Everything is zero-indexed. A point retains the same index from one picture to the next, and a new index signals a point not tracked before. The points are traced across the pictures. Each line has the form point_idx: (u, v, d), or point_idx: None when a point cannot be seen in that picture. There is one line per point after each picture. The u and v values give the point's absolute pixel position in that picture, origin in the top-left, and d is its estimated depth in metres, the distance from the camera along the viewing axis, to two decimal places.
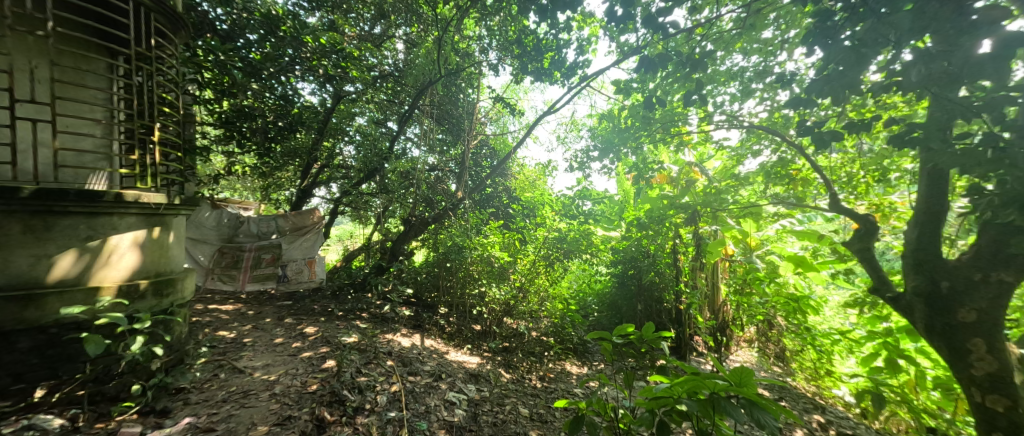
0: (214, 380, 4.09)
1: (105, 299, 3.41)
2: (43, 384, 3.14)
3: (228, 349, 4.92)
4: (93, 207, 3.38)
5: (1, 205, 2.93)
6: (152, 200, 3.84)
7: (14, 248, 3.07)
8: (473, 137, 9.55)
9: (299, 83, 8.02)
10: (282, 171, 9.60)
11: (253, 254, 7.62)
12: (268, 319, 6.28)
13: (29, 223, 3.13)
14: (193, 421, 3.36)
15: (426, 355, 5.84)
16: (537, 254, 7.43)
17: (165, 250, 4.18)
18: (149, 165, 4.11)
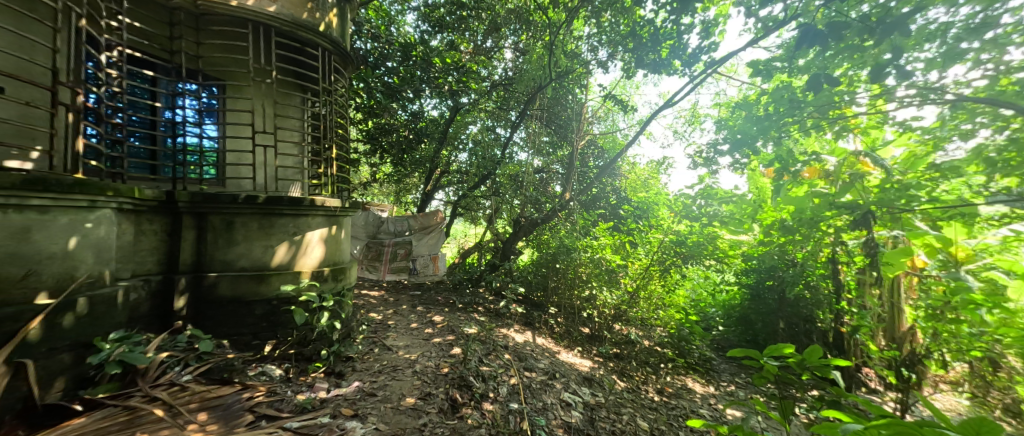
0: (371, 353, 4.91)
1: (304, 280, 4.42)
2: (268, 341, 4.22)
3: (379, 329, 5.87)
4: (298, 209, 4.40)
5: (247, 208, 4.05)
6: (332, 204, 4.81)
7: (254, 240, 4.20)
8: (581, 137, 9.49)
9: (425, 101, 9.09)
10: (410, 178, 11.02)
11: (391, 248, 8.84)
12: (404, 305, 7.28)
13: (262, 221, 4.23)
14: (360, 385, 4.08)
15: (539, 353, 6.01)
16: (650, 259, 6.94)
17: (338, 244, 5.16)
18: (329, 176, 5.17)
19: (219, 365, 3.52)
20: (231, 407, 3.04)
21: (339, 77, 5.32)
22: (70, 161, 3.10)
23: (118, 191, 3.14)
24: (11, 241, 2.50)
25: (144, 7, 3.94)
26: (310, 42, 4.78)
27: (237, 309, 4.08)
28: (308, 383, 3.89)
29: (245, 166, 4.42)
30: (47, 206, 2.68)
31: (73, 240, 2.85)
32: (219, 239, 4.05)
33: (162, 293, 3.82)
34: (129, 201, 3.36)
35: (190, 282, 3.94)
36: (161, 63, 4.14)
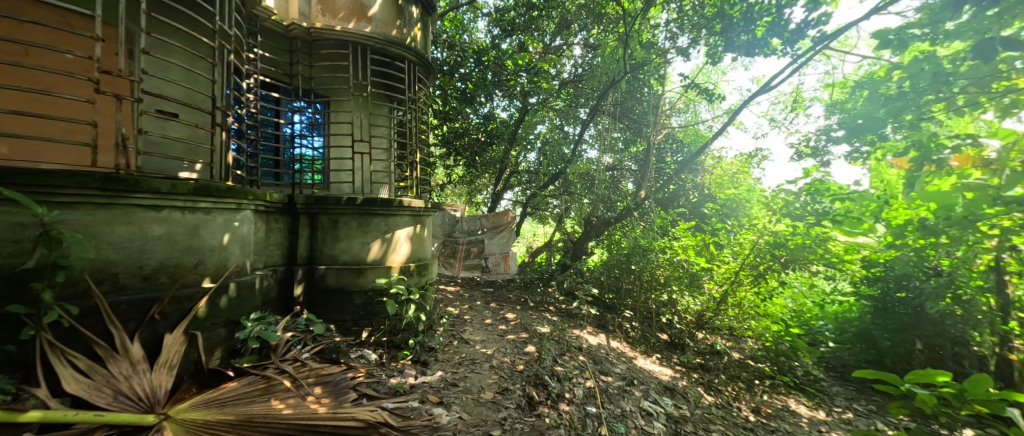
0: (450, 345, 5.19)
1: (394, 274, 4.84)
2: (365, 328, 4.69)
3: (456, 323, 6.17)
4: (389, 209, 4.82)
5: (348, 209, 4.56)
6: (417, 205, 5.17)
7: (353, 237, 4.71)
8: (658, 131, 8.94)
9: (496, 103, 9.33)
10: (481, 179, 11.40)
11: (466, 246, 9.15)
12: (478, 302, 7.58)
13: (359, 220, 4.73)
14: (443, 374, 4.33)
15: (614, 357, 5.81)
16: (740, 262, 6.25)
17: (422, 242, 5.51)
18: (414, 178, 5.58)
19: (329, 346, 4.02)
20: (340, 384, 3.44)
21: (423, 86, 5.70)
22: (222, 170, 3.77)
23: (255, 195, 3.74)
24: (187, 235, 3.12)
25: (272, 38, 4.67)
26: (399, 56, 5.20)
27: (341, 298, 4.61)
28: (399, 368, 4.24)
29: (346, 170, 4.97)
30: (209, 208, 3.28)
31: (226, 236, 3.46)
32: (327, 236, 4.63)
33: (285, 281, 4.47)
34: (262, 203, 3.98)
35: (305, 273, 4.57)
36: (284, 85, 4.87)
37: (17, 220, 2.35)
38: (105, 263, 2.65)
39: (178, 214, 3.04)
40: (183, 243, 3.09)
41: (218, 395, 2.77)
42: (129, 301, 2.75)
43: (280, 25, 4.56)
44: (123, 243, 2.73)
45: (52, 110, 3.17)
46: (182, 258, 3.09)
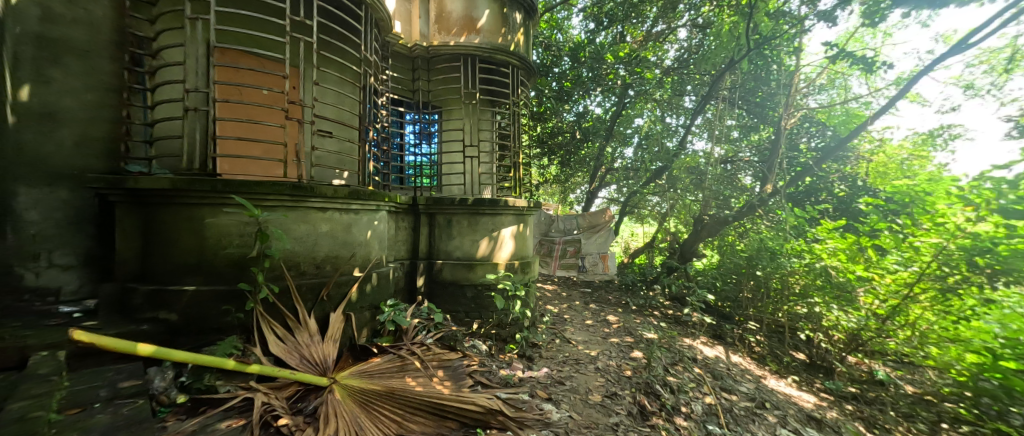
0: (553, 344, 5.21)
1: (501, 271, 5.06)
2: (476, 320, 5.00)
3: (557, 321, 6.19)
4: (495, 208, 5.06)
5: (460, 209, 4.93)
6: (520, 204, 5.30)
7: (465, 235, 5.07)
8: (791, 116, 7.60)
9: (590, 99, 9.03)
10: (575, 178, 11.22)
11: (562, 245, 9.11)
12: (577, 301, 7.50)
13: (469, 220, 5.07)
14: (549, 372, 4.37)
15: (737, 374, 5.15)
16: (915, 273, 4.88)
17: (525, 240, 5.62)
18: (518, 179, 5.75)
19: (449, 334, 4.41)
20: (459, 368, 3.74)
21: (524, 88, 5.86)
22: (364, 177, 4.42)
23: (389, 197, 4.30)
24: (343, 232, 3.74)
25: (399, 59, 5.35)
26: (504, 62, 5.47)
27: (455, 290, 5.01)
28: (507, 361, 4.42)
29: (457, 173, 5.40)
30: (358, 209, 3.89)
31: (369, 232, 4.05)
32: (442, 234, 5.10)
33: (410, 273, 5.05)
34: (393, 204, 4.56)
35: (425, 266, 5.10)
36: (408, 100, 5.51)
37: (242, 219, 3.13)
38: (292, 253, 3.36)
39: (337, 214, 3.68)
40: (341, 238, 3.72)
41: (368, 367, 3.26)
42: (307, 284, 3.42)
43: (405, 47, 5.18)
44: (303, 237, 3.42)
45: (257, 134, 4.12)
46: (340, 251, 3.72)
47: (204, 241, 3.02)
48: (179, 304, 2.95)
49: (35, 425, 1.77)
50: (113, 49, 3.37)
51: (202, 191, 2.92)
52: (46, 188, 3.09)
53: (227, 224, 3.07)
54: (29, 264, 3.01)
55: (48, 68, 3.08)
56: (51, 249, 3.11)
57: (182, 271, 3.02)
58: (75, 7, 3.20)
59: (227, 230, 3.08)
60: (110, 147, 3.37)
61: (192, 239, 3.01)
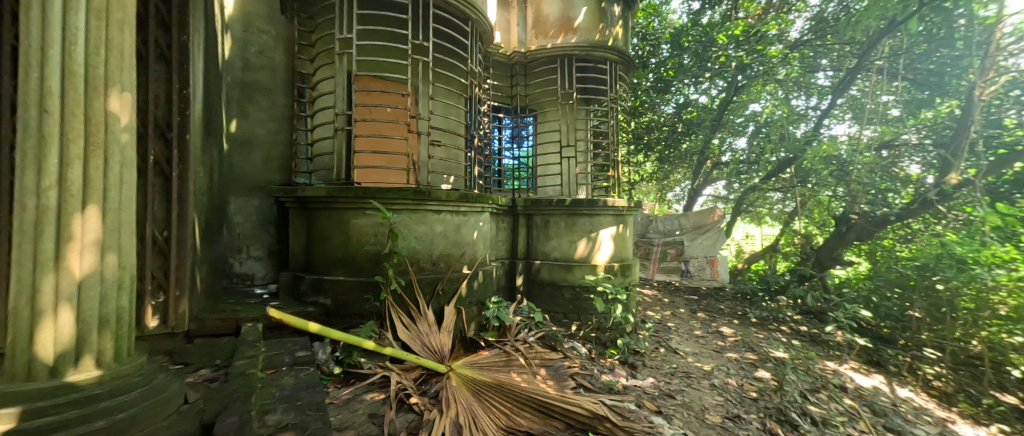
0: (659, 353, 4.85)
1: (601, 273, 4.90)
2: (574, 322, 4.94)
3: (660, 328, 5.77)
4: (593, 209, 4.94)
5: (557, 209, 4.95)
6: (620, 204, 5.04)
7: (563, 236, 5.07)
8: (991, 82, 5.75)
9: (693, 88, 8.17)
10: (674, 175, 10.31)
11: (660, 247, 8.51)
12: (682, 309, 6.87)
13: (567, 220, 5.05)
14: (656, 382, 4.08)
15: (908, 413, 4.11)
16: None
17: (625, 242, 5.30)
18: (617, 178, 5.49)
19: (549, 334, 4.44)
20: (561, 369, 3.73)
21: (623, 83, 5.62)
22: (470, 181, 4.74)
23: (492, 199, 4.54)
24: (454, 232, 4.07)
25: (499, 68, 5.67)
26: (601, 59, 5.37)
27: (553, 290, 5.04)
28: (609, 366, 4.26)
29: (555, 175, 5.43)
30: (466, 211, 4.18)
31: (475, 233, 4.33)
32: (540, 234, 5.19)
33: (510, 272, 5.25)
34: (495, 206, 4.79)
35: (525, 266, 5.24)
36: (509, 106, 5.74)
37: (376, 221, 3.65)
38: (413, 250, 3.80)
39: (449, 216, 4.01)
40: (452, 237, 4.06)
41: (478, 360, 3.47)
42: (426, 279, 3.81)
43: (504, 56, 5.50)
44: (422, 237, 3.83)
45: (384, 147, 4.76)
46: (451, 249, 4.05)
47: (349, 238, 3.62)
48: (332, 291, 3.58)
49: (251, 379, 2.32)
50: (286, 85, 4.28)
51: (348, 197, 3.53)
52: (247, 197, 4.10)
53: (366, 225, 3.62)
54: (236, 255, 4.03)
55: (247, 107, 4.08)
56: (249, 244, 4.12)
57: (334, 264, 3.66)
58: (263, 55, 4.15)
59: (365, 230, 3.62)
60: (283, 163, 4.27)
61: (341, 237, 3.64)
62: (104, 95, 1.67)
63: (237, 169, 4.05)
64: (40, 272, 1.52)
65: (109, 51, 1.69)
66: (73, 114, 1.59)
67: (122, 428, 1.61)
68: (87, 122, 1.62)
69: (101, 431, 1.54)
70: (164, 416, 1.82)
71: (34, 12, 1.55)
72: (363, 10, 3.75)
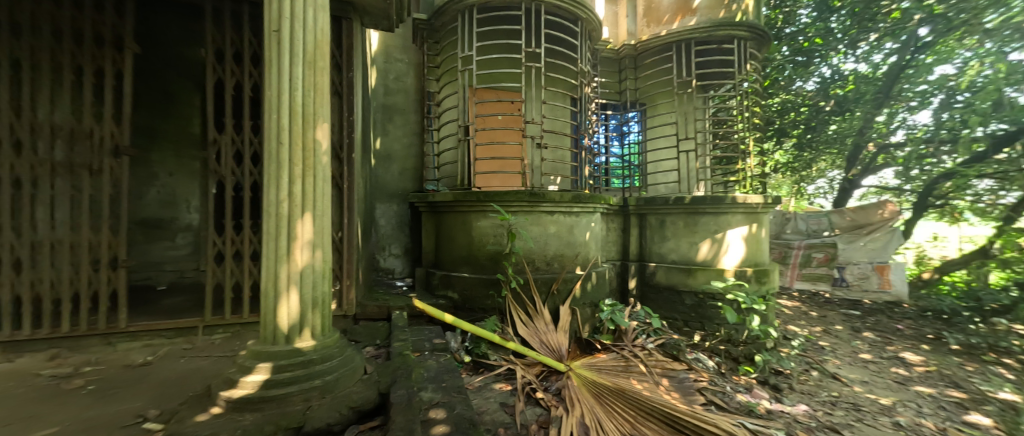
0: (810, 376, 4.08)
1: (730, 278, 4.34)
2: (698, 332, 4.48)
3: (809, 347, 4.86)
4: (719, 207, 4.40)
5: (675, 208, 4.59)
6: (752, 201, 4.37)
7: (681, 237, 4.66)
8: None
9: (847, 55, 6.68)
10: (820, 164, 8.56)
11: (802, 251, 7.19)
12: (839, 326, 5.67)
13: (687, 220, 4.63)
14: (810, 411, 3.44)
15: None
16: None
17: (759, 244, 4.56)
18: (747, 170, 4.81)
19: (670, 342, 4.12)
20: (687, 381, 3.38)
21: (754, 62, 4.92)
22: (581, 181, 4.72)
23: (604, 199, 4.43)
24: (567, 233, 4.10)
25: (607, 64, 5.64)
26: (726, 38, 4.82)
27: (671, 296, 4.67)
28: (745, 385, 3.75)
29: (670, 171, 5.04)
30: (578, 212, 4.18)
31: (588, 234, 4.29)
32: (655, 235, 4.87)
33: (621, 274, 5.08)
34: (606, 206, 4.67)
35: (638, 268, 4.99)
36: (617, 102, 5.65)
37: (495, 222, 3.90)
38: (529, 250, 3.95)
39: (562, 216, 4.06)
40: (565, 238, 4.09)
41: (595, 361, 3.39)
42: (542, 278, 3.92)
43: (613, 51, 5.47)
44: (537, 237, 3.96)
45: (497, 153, 5.07)
46: (564, 250, 4.09)
47: (472, 239, 3.95)
48: (458, 287, 3.95)
49: (406, 358, 2.71)
50: (416, 105, 4.91)
51: (471, 201, 3.85)
52: (388, 203, 4.83)
53: (486, 226, 3.90)
54: (381, 253, 4.78)
55: (388, 127, 4.82)
56: (390, 243, 4.84)
57: (459, 262, 4.04)
58: (399, 81, 4.85)
59: (485, 231, 3.91)
60: (415, 173, 4.89)
61: (465, 238, 4.00)
62: (315, 126, 2.14)
63: (381, 180, 4.79)
64: (280, 264, 2.04)
65: (317, 92, 2.16)
66: (297, 143, 2.08)
67: (331, 387, 2.07)
68: (305, 149, 2.11)
69: (318, 388, 2.00)
70: (354, 380, 2.27)
71: (273, 71, 2.07)
72: (481, 28, 4.08)
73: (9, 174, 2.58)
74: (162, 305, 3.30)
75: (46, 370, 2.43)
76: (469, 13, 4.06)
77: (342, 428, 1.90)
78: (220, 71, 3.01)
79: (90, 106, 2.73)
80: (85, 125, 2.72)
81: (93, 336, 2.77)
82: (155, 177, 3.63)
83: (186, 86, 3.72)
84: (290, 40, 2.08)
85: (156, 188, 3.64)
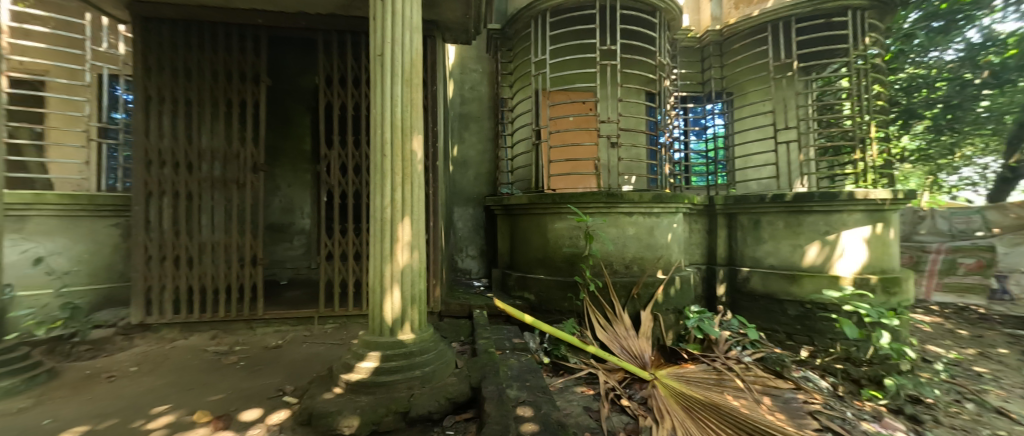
0: (965, 409, 3.33)
1: (848, 287, 3.73)
2: (805, 346, 3.96)
3: (960, 374, 3.98)
4: (831, 204, 3.81)
5: (773, 207, 4.16)
6: (876, 196, 3.64)
7: (782, 239, 4.18)
8: None
9: (1006, 11, 5.38)
10: (966, 149, 7.01)
11: (943, 256, 6.43)
12: (1004, 350, 4.55)
13: (788, 220, 4.13)
14: None
15: None
16: None
17: (887, 246, 3.81)
18: (867, 161, 4.12)
19: (771, 356, 3.69)
20: (795, 402, 2.90)
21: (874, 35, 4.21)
22: (661, 180, 4.45)
23: (687, 198, 4.13)
24: (647, 235, 3.91)
25: (688, 54, 5.34)
26: (836, 11, 4.21)
27: (771, 305, 4.22)
28: (871, 413, 3.15)
29: (767, 165, 4.51)
30: (659, 212, 3.96)
31: (670, 235, 4.04)
32: (748, 237, 4.45)
33: (708, 279, 4.76)
34: (689, 206, 4.35)
35: (726, 273, 4.63)
36: (698, 94, 5.34)
37: (571, 224, 3.87)
38: (606, 253, 3.86)
39: (641, 218, 3.89)
40: (645, 240, 3.91)
41: (682, 372, 3.04)
42: (620, 281, 3.79)
43: (695, 40, 5.16)
44: (615, 239, 3.85)
45: (569, 155, 5.06)
46: (645, 253, 3.91)
47: (548, 241, 3.98)
48: (535, 288, 4.00)
49: (491, 355, 2.81)
50: (490, 112, 5.11)
51: (546, 203, 3.89)
52: (465, 207, 5.08)
53: (562, 229, 3.90)
54: (460, 254, 5.05)
55: (465, 134, 5.09)
56: (467, 245, 5.09)
57: (535, 264, 4.10)
58: (474, 90, 5.09)
59: (561, 233, 3.91)
60: (489, 177, 5.09)
61: (540, 240, 4.05)
62: (412, 138, 2.32)
63: (458, 185, 5.07)
64: (385, 264, 2.25)
65: (413, 106, 2.34)
66: (397, 154, 2.28)
67: (429, 378, 2.23)
68: (404, 159, 2.30)
69: (418, 378, 2.17)
70: (448, 373, 2.42)
71: (377, 91, 2.30)
72: (554, 31, 4.12)
73: (183, 189, 3.24)
74: (285, 297, 3.87)
75: (210, 347, 3.01)
76: (543, 18, 4.12)
77: (441, 416, 2.04)
78: (329, 94, 3.45)
79: (236, 131, 3.33)
80: (234, 148, 3.33)
81: (239, 321, 3.34)
82: (278, 188, 4.28)
83: (299, 109, 4.33)
84: (390, 61, 2.29)
85: (278, 197, 4.28)
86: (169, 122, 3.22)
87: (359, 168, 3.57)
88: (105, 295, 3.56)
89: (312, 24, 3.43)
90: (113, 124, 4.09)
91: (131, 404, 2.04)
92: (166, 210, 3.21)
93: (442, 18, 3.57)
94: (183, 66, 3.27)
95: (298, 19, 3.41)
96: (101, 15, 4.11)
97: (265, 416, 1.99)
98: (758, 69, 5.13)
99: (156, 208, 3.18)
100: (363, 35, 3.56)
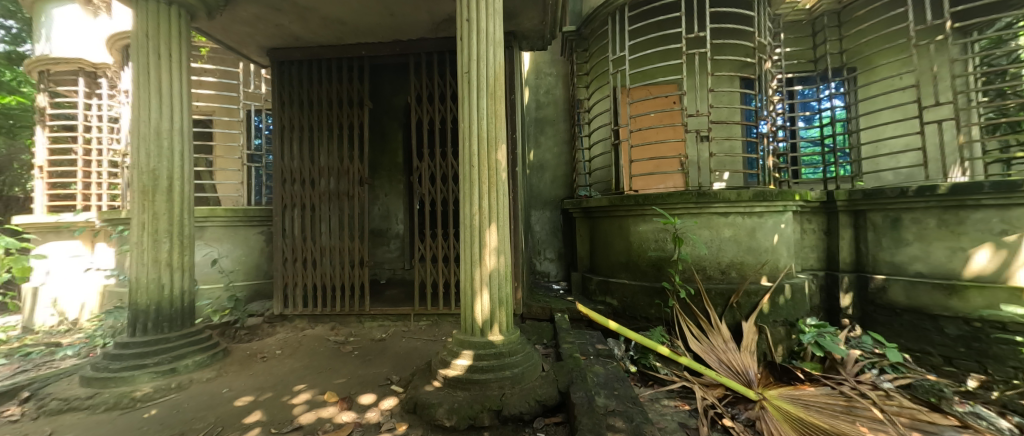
0: None
1: None
2: (973, 374, 3.17)
3: None
4: (1010, 197, 2.99)
5: (922, 201, 3.41)
6: None
7: (933, 240, 3.43)
8: None
9: None
10: None
11: None
12: None
13: (944, 217, 3.36)
14: None
15: None
16: None
17: None
18: None
19: (921, 384, 3.02)
20: None
21: None
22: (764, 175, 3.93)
23: (799, 194, 3.59)
24: (748, 237, 3.52)
25: (794, 29, 4.69)
26: None
27: (919, 321, 3.47)
28: None
29: (909, 150, 3.69)
30: (762, 212, 3.52)
31: (777, 237, 3.55)
32: (883, 238, 3.75)
33: (829, 288, 4.13)
34: (801, 203, 3.79)
35: (853, 280, 3.95)
36: (809, 74, 4.70)
37: (658, 227, 3.66)
38: (699, 257, 3.61)
39: (740, 218, 3.53)
40: (745, 243, 3.54)
41: (799, 395, 2.46)
42: (716, 288, 3.49)
43: (803, 11, 4.48)
44: (708, 242, 3.58)
45: (652, 153, 4.83)
46: (746, 258, 3.53)
47: (632, 244, 3.83)
48: (619, 293, 3.86)
49: (577, 361, 2.76)
50: (565, 114, 5.09)
51: (630, 205, 3.75)
52: (543, 210, 5.14)
53: (648, 231, 3.71)
54: (538, 257, 5.12)
55: (541, 138, 5.15)
56: (545, 248, 5.13)
57: (618, 268, 3.98)
58: (549, 94, 5.14)
59: (646, 236, 3.73)
60: (566, 180, 5.07)
61: (624, 243, 3.91)
62: (497, 148, 2.39)
63: (536, 189, 5.15)
64: (476, 268, 2.37)
65: (498, 117, 2.41)
66: (484, 164, 2.38)
67: (517, 380, 2.27)
68: (490, 169, 2.39)
69: (509, 378, 2.23)
70: (536, 377, 2.43)
71: (466, 105, 2.43)
72: (633, 24, 3.96)
73: (307, 202, 3.83)
74: (385, 295, 4.31)
75: (331, 337, 3.51)
76: (620, 13, 4.02)
77: (531, 418, 2.08)
78: (419, 111, 3.77)
79: (347, 151, 3.83)
80: (345, 165, 3.83)
81: (351, 316, 3.83)
82: (377, 198, 4.82)
83: (394, 125, 4.80)
84: (477, 76, 2.41)
85: (376, 205, 4.81)
86: (297, 146, 3.83)
87: (446, 177, 3.83)
88: (255, 289, 4.39)
89: (406, 49, 3.80)
90: (257, 150, 5.04)
91: (279, 381, 2.48)
92: (296, 220, 3.83)
93: (520, 28, 3.67)
94: (306, 98, 3.86)
95: (394, 46, 3.82)
96: (249, 63, 5.11)
97: (378, 401, 2.24)
98: (892, 36, 4.31)
99: (289, 218, 3.82)
100: (448, 53, 3.82)
